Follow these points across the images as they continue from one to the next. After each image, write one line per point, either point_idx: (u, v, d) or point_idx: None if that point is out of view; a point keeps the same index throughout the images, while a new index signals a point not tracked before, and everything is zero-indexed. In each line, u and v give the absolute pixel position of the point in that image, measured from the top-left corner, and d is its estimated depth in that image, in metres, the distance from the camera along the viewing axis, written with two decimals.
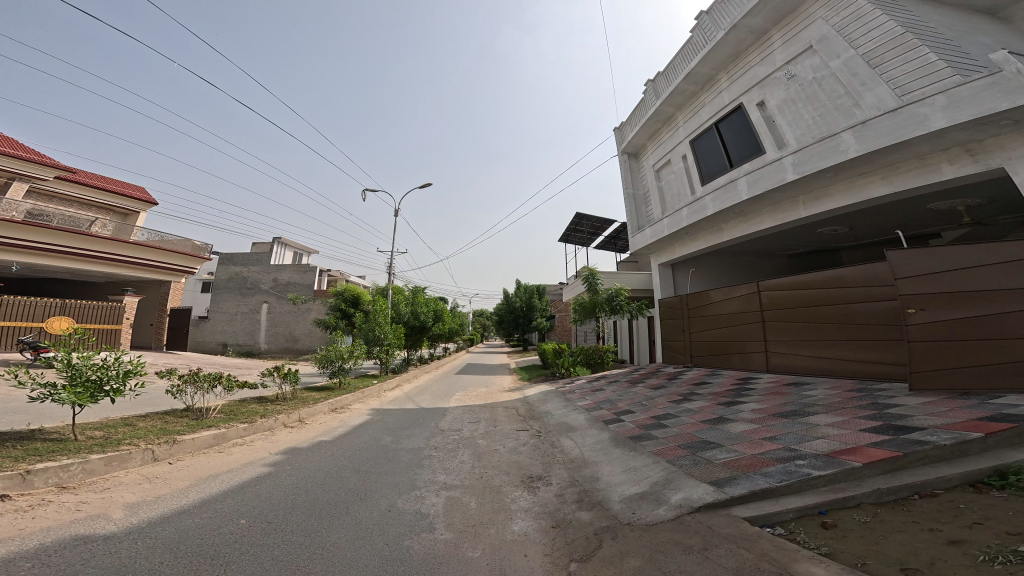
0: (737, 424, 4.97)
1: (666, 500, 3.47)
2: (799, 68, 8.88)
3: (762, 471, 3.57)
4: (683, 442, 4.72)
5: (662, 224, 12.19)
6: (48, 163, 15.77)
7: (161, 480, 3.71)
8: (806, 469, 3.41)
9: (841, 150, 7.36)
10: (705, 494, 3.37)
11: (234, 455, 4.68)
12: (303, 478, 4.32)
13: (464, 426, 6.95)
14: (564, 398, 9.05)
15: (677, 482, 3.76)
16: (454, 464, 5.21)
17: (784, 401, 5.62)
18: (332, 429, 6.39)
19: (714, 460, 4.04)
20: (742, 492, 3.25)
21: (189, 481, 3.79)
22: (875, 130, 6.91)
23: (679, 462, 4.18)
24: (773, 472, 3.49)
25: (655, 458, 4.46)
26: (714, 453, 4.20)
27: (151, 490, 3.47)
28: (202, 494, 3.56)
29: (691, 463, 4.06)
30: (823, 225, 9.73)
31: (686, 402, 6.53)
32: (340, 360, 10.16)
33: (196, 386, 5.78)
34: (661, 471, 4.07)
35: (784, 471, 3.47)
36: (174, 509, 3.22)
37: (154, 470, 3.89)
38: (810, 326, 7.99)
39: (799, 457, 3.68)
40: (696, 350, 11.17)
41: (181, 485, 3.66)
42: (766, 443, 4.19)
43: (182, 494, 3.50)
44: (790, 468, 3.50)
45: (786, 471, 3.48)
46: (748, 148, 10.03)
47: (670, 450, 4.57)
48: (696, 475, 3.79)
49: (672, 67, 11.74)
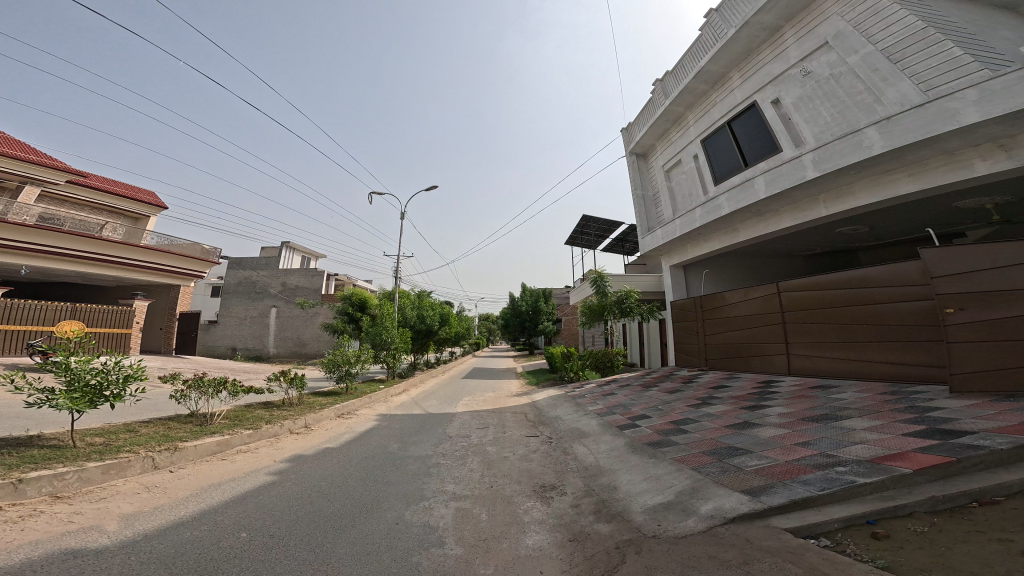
0: (765, 429, 4.70)
1: (694, 510, 3.24)
2: (814, 65, 8.64)
3: (800, 479, 3.34)
4: (707, 448, 4.47)
5: (675, 225, 11.91)
6: (58, 168, 16.09)
7: (160, 489, 3.57)
8: (850, 477, 3.20)
9: (865, 147, 7.09)
10: (739, 505, 3.16)
11: (237, 463, 4.54)
12: (308, 487, 4.17)
13: (472, 433, 6.72)
14: (575, 403, 8.80)
15: (706, 491, 3.51)
16: (463, 473, 4.97)
17: (812, 405, 5.32)
18: (338, 435, 6.21)
19: (744, 467, 3.79)
20: (781, 502, 3.06)
21: (189, 490, 3.65)
22: (902, 125, 6.63)
23: (706, 470, 3.94)
24: (813, 480, 3.27)
25: (679, 465, 4.21)
26: (744, 459, 3.96)
27: (148, 500, 3.34)
28: (204, 505, 3.42)
29: (719, 471, 3.81)
30: (842, 224, 9.43)
31: (705, 406, 6.25)
32: (346, 365, 10.01)
33: (200, 391, 5.65)
34: (687, 480, 3.83)
35: (824, 479, 3.26)
36: (175, 520, 3.09)
37: (154, 478, 3.75)
38: (834, 328, 7.68)
39: (839, 464, 3.44)
40: (711, 353, 10.88)
41: (181, 495, 3.52)
42: (800, 449, 3.93)
43: (182, 505, 3.37)
44: (831, 476, 3.27)
45: (827, 479, 3.25)
46: (763, 147, 9.77)
47: (694, 456, 4.33)
48: (727, 484, 3.54)
49: (680, 66, 11.54)
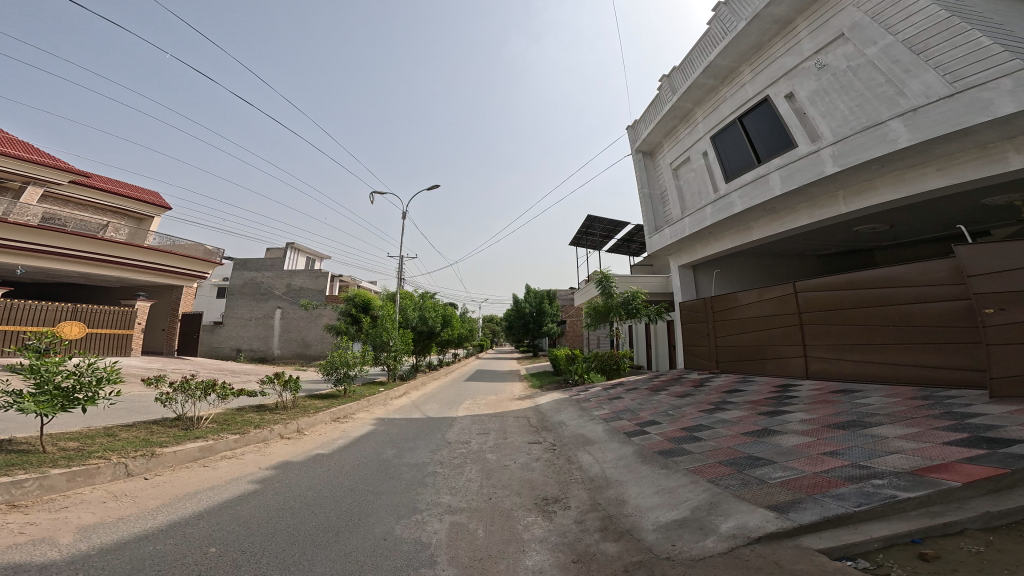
0: (787, 437, 4.34)
1: (714, 529, 2.91)
2: (830, 57, 8.27)
3: (832, 493, 2.99)
4: (725, 458, 4.11)
5: (684, 224, 11.54)
6: (62, 168, 16.16)
7: (129, 499, 3.37)
8: (889, 491, 2.86)
9: (889, 140, 6.73)
10: (764, 522, 2.82)
11: (217, 472, 4.27)
12: (291, 498, 3.91)
13: (472, 439, 6.41)
14: (579, 407, 8.46)
15: (726, 507, 3.18)
16: (460, 483, 4.66)
17: (836, 411, 4.95)
18: (332, 441, 5.94)
19: (767, 479, 3.45)
20: (812, 519, 2.73)
21: (162, 500, 3.49)
22: (929, 118, 6.29)
23: (724, 482, 3.59)
24: (847, 495, 2.92)
25: (693, 477, 3.87)
26: (767, 471, 3.61)
27: (115, 510, 3.19)
28: (172, 517, 3.22)
29: (739, 484, 3.47)
30: (859, 223, 9.04)
31: (719, 412, 5.88)
32: (345, 367, 9.75)
33: (187, 395, 5.41)
34: (704, 494, 3.49)
35: (860, 493, 2.92)
36: (133, 535, 2.88)
37: (125, 485, 3.56)
38: (857, 330, 7.28)
39: (874, 476, 3.09)
40: (722, 356, 10.49)
41: (152, 504, 3.36)
42: (828, 460, 3.57)
43: (149, 516, 3.18)
44: (867, 490, 2.93)
45: (862, 493, 2.91)
46: (776, 142, 9.38)
47: (711, 467, 3.99)
48: (750, 499, 3.19)
49: (688, 61, 11.19)
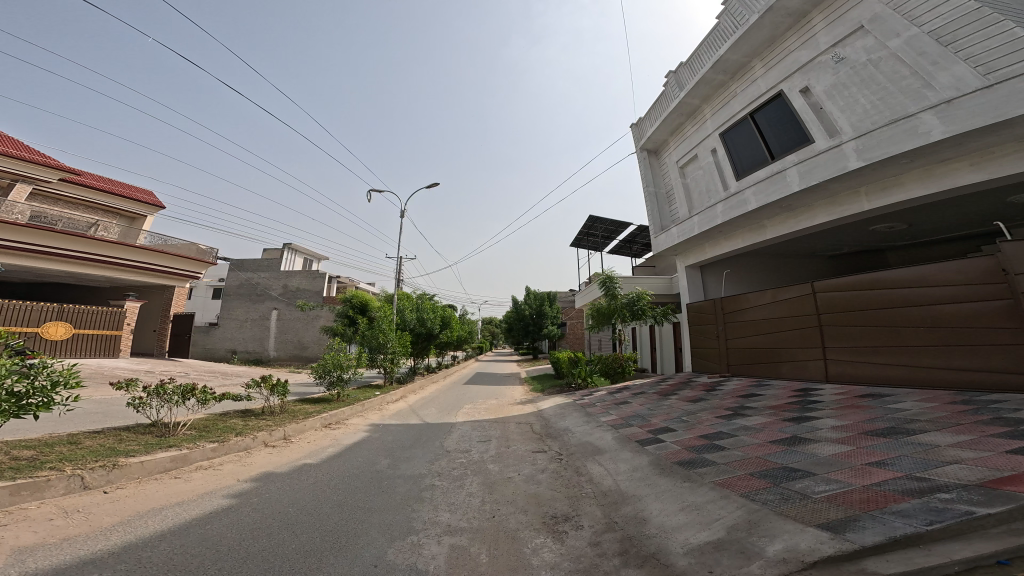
0: (823, 446, 3.95)
1: (758, 553, 2.51)
2: (848, 50, 7.95)
3: (893, 510, 2.62)
4: (757, 470, 3.71)
5: (692, 223, 11.16)
6: (52, 166, 15.72)
7: (81, 516, 3.03)
8: (962, 507, 2.46)
9: (921, 133, 6.41)
10: (818, 545, 2.44)
11: (190, 485, 3.87)
12: (269, 515, 3.51)
13: (472, 448, 5.99)
14: (585, 413, 8.05)
15: (767, 527, 2.78)
16: (460, 499, 4.23)
17: (871, 417, 4.57)
18: (321, 449, 5.51)
19: (811, 493, 3.11)
20: (874, 540, 2.34)
21: (118, 517, 3.11)
22: (965, 109, 5.99)
23: (761, 497, 3.20)
24: (912, 512, 2.54)
25: (723, 492, 3.46)
26: (807, 484, 3.24)
27: (62, 529, 2.85)
28: (128, 537, 2.86)
29: (780, 499, 3.10)
30: (877, 221, 8.71)
31: (738, 418, 5.48)
32: (339, 369, 9.32)
33: (162, 400, 4.98)
34: (739, 511, 3.09)
35: (927, 509, 2.53)
36: (74, 560, 2.53)
37: (79, 500, 3.21)
38: (883, 331, 6.93)
39: (939, 490, 2.71)
40: (733, 358, 10.09)
41: (106, 523, 3.00)
42: (876, 471, 3.24)
43: (100, 537, 2.82)
44: (935, 506, 2.54)
45: (930, 509, 2.53)
46: (791, 139, 9.04)
47: (741, 479, 3.59)
48: (795, 517, 2.82)
49: (696, 56, 10.85)
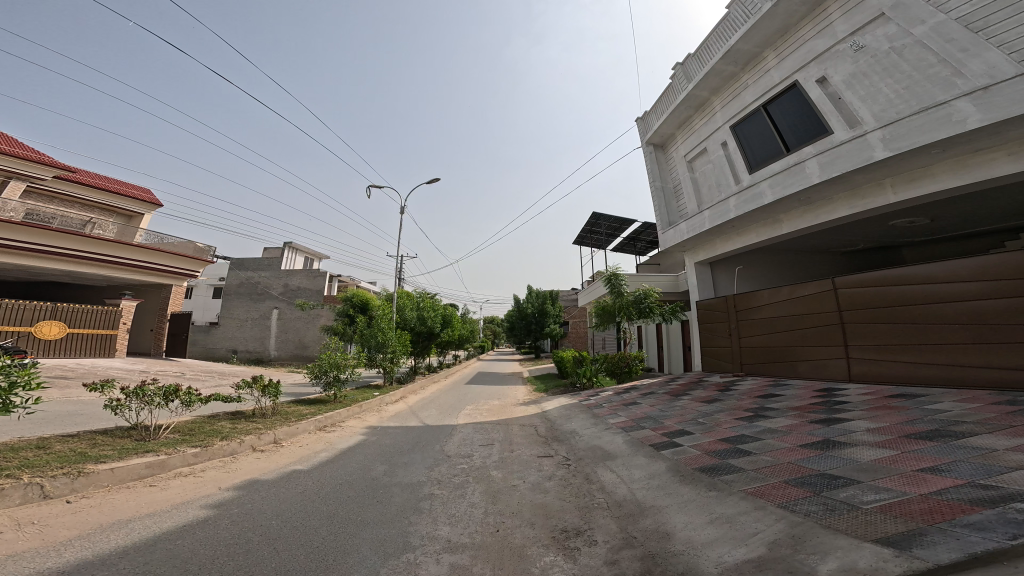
0: (863, 451, 3.66)
1: (810, 572, 2.19)
2: (868, 38, 7.58)
3: (966, 523, 2.35)
4: (793, 477, 3.40)
5: (703, 218, 10.77)
6: (46, 163, 15.37)
7: (35, 529, 2.71)
8: None
9: (956, 121, 6.03)
10: (881, 564, 2.13)
11: (165, 494, 3.53)
12: (249, 528, 3.18)
13: (475, 452, 5.65)
14: (592, 414, 7.71)
15: (816, 543, 2.47)
16: (462, 510, 3.90)
17: (910, 419, 4.29)
18: (314, 454, 5.19)
19: (861, 503, 2.85)
20: (950, 558, 2.02)
21: (77, 529, 2.79)
22: (1004, 96, 5.64)
23: (804, 509, 2.91)
24: (989, 525, 2.25)
25: (757, 502, 3.13)
26: (853, 493, 2.97)
27: (9, 544, 2.52)
28: (84, 554, 2.53)
29: (826, 511, 2.82)
30: (898, 216, 8.37)
31: (760, 420, 5.16)
32: (335, 369, 8.99)
33: (142, 401, 4.66)
34: (779, 524, 2.78)
35: (1004, 521, 2.25)
36: None
37: (38, 511, 2.90)
38: (912, 329, 6.63)
39: (1014, 500, 2.43)
40: (746, 357, 9.73)
41: (63, 536, 2.67)
42: (931, 479, 2.98)
43: (52, 553, 2.50)
44: (1012, 517, 2.26)
45: (1008, 521, 2.25)
46: (808, 130, 8.64)
47: (775, 487, 3.27)
48: (847, 531, 2.55)
49: (704, 47, 10.45)
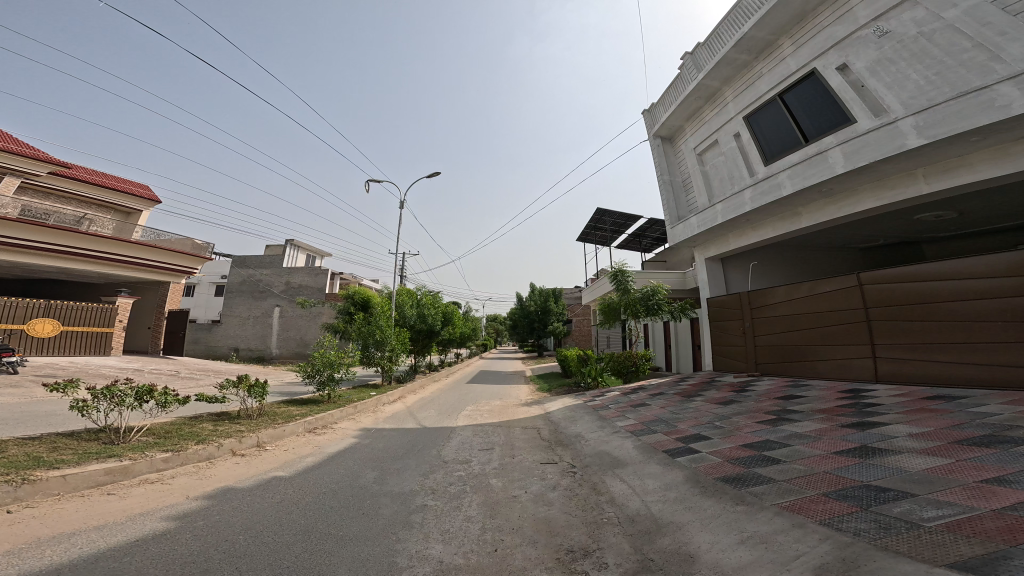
0: (911, 459, 3.23)
1: None
2: (893, 22, 7.13)
3: None
4: (834, 489, 2.97)
5: (715, 212, 10.30)
6: (41, 159, 15.11)
7: None
8: None
9: (999, 107, 5.60)
10: None
11: (123, 504, 3.19)
12: (207, 544, 2.83)
13: (473, 458, 5.25)
14: (598, 416, 7.28)
15: (875, 572, 2.06)
16: (456, 526, 3.49)
17: (955, 424, 3.87)
18: (299, 459, 4.80)
19: (921, 520, 2.41)
20: None
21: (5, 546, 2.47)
22: None
23: (852, 527, 2.49)
24: None
25: (795, 518, 2.71)
26: (909, 508, 2.55)
27: None
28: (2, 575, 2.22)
29: (880, 530, 2.39)
30: (924, 210, 7.93)
31: (784, 423, 4.72)
32: (330, 368, 8.62)
33: (112, 402, 4.31)
34: (823, 546, 2.37)
35: None
36: None
37: None
38: (948, 327, 6.19)
39: None
40: (762, 356, 9.27)
41: None
42: (1001, 491, 2.55)
43: None
44: None
45: None
46: (828, 120, 8.15)
47: (814, 502, 2.84)
48: (910, 555, 2.13)
49: (715, 35, 9.98)
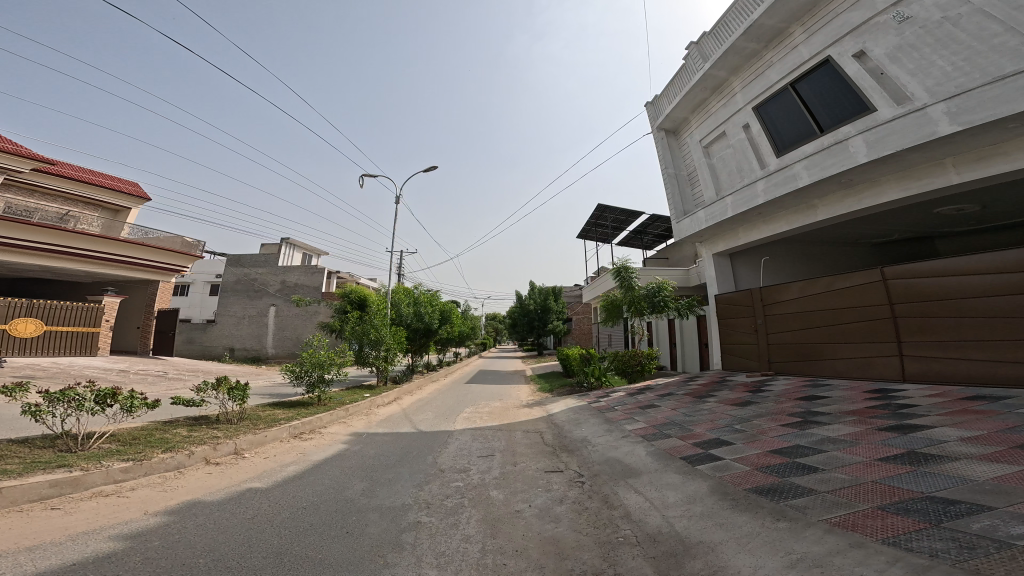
0: (974, 466, 2.81)
1: None
2: (914, 6, 6.76)
3: None
4: (891, 502, 2.55)
5: (724, 205, 9.88)
6: (24, 155, 14.58)
7: None
8: None
9: None
10: None
11: (66, 521, 2.75)
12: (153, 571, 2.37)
13: (472, 467, 4.83)
14: (604, 419, 6.85)
15: None
16: (453, 547, 3.06)
17: (1010, 427, 3.46)
18: (280, 468, 4.37)
19: (1012, 539, 2.00)
20: None
21: None
22: None
23: (926, 547, 2.07)
24: None
25: (852, 539, 2.29)
26: (991, 524, 2.14)
27: None
28: None
29: (962, 552, 1.98)
30: (946, 203, 7.57)
31: (812, 427, 4.31)
32: (321, 369, 8.19)
33: (67, 407, 3.87)
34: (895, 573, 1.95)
35: None
36: None
37: None
38: (984, 324, 5.81)
39: None
40: (777, 355, 8.85)
41: None
42: None
43: None
44: None
45: None
46: (845, 109, 7.75)
47: (870, 517, 2.44)
48: None
49: (722, 24, 9.54)
